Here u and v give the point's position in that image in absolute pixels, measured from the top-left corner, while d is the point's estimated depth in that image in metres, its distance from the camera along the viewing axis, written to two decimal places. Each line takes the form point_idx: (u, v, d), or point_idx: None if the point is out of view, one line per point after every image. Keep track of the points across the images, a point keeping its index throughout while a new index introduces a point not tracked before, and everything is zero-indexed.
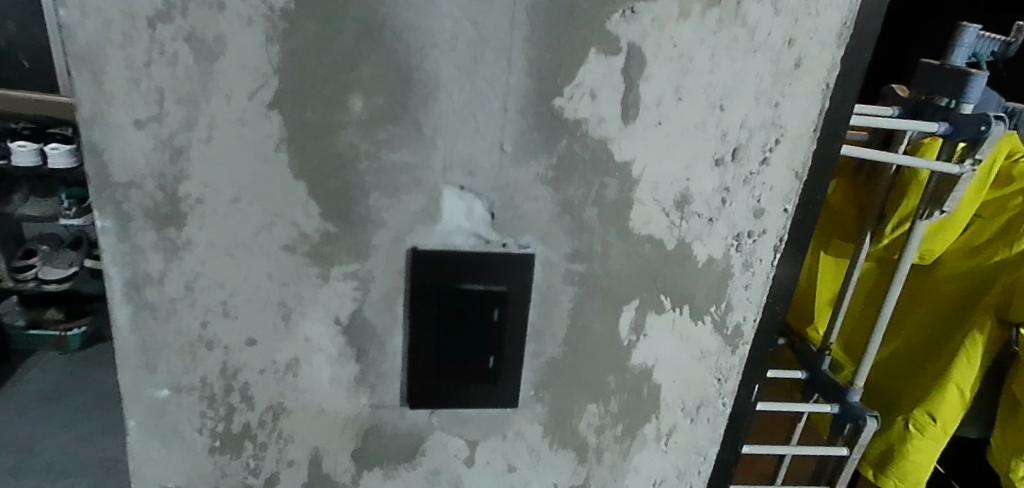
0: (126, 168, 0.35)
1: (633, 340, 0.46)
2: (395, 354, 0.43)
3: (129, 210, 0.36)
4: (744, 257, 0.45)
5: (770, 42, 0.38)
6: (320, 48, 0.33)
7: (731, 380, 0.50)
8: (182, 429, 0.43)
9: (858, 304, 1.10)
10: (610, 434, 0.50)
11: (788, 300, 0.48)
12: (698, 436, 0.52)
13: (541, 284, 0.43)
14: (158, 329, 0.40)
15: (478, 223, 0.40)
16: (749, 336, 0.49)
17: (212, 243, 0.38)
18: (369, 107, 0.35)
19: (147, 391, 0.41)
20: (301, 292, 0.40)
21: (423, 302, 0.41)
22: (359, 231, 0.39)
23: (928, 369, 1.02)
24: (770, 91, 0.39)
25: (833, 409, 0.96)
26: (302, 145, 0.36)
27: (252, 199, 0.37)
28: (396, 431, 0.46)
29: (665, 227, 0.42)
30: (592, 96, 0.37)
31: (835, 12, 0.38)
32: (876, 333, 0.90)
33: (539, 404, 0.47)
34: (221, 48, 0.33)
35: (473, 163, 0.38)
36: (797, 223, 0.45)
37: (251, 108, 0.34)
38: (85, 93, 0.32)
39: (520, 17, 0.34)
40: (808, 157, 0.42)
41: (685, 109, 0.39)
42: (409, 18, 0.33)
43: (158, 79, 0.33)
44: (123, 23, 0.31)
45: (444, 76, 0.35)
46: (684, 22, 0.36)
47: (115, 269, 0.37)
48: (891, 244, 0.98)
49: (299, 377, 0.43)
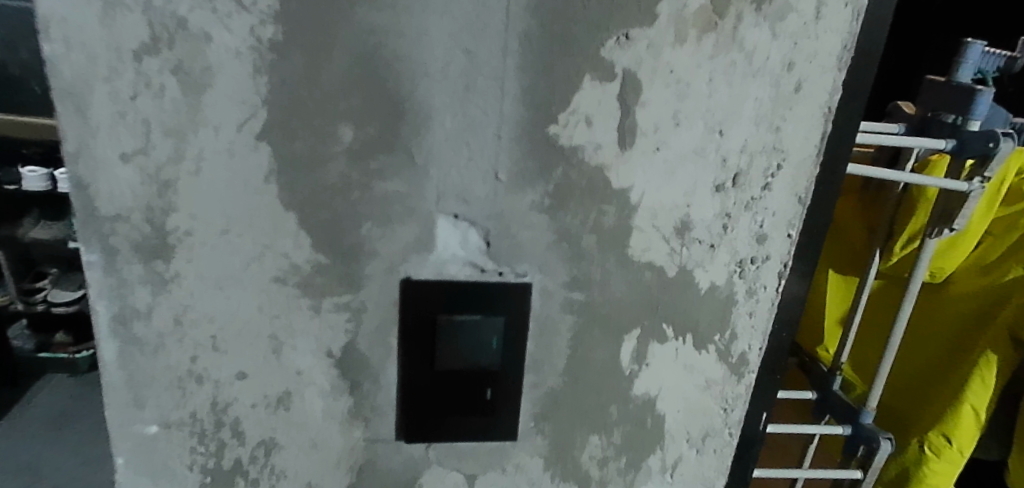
0: (112, 201, 0.34)
1: (635, 369, 0.45)
2: (389, 386, 0.42)
3: (116, 244, 0.35)
4: (748, 284, 0.44)
5: (769, 66, 0.37)
6: (309, 79, 0.33)
7: (737, 410, 0.48)
8: (172, 465, 0.42)
9: (869, 323, 1.08)
10: (613, 466, 0.48)
11: (794, 326, 0.47)
12: (704, 468, 0.50)
13: (539, 313, 0.42)
14: (146, 364, 0.39)
15: (473, 252, 0.39)
16: (755, 365, 0.47)
17: (202, 275, 0.37)
18: (360, 137, 0.35)
19: (136, 427, 0.40)
20: (292, 324, 0.39)
21: (417, 334, 0.40)
22: (352, 262, 0.38)
23: (943, 390, 0.99)
24: (770, 115, 0.38)
25: (845, 431, 0.93)
26: (292, 177, 0.35)
27: (241, 230, 0.36)
28: (391, 465, 0.45)
29: (666, 254, 0.41)
30: (588, 123, 0.37)
31: (834, 35, 0.37)
32: (888, 355, 0.88)
33: (540, 436, 0.46)
34: (209, 80, 0.32)
35: (467, 192, 0.37)
36: (801, 248, 0.44)
37: (239, 139, 0.34)
38: (70, 126, 0.32)
39: (512, 45, 0.34)
40: (811, 182, 0.41)
41: (684, 134, 0.38)
42: (400, 47, 0.33)
43: (145, 112, 0.32)
44: (108, 56, 0.31)
45: (437, 105, 0.35)
46: (679, 47, 0.35)
47: (102, 302, 0.37)
48: (899, 263, 0.97)
49: (291, 411, 0.42)
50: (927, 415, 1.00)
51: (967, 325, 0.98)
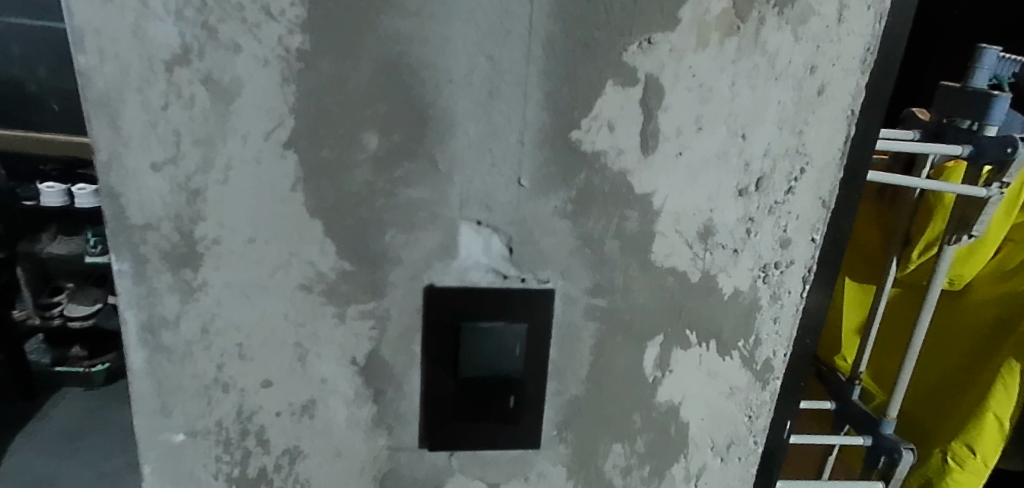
0: (142, 210, 0.35)
1: (658, 376, 0.44)
2: (413, 394, 0.42)
3: (146, 252, 0.36)
4: (772, 288, 0.44)
5: (791, 70, 0.37)
6: (336, 88, 0.33)
7: (762, 417, 0.48)
8: (198, 474, 0.42)
9: (890, 332, 1.07)
10: (637, 475, 0.48)
11: (818, 333, 0.46)
12: (729, 476, 0.50)
13: (562, 320, 0.41)
14: (173, 372, 0.39)
15: (496, 259, 0.39)
16: (780, 371, 0.47)
17: (229, 283, 0.37)
18: (385, 144, 0.35)
19: (163, 436, 0.41)
20: (317, 332, 0.39)
21: (439, 341, 0.40)
22: (376, 269, 0.38)
23: (965, 399, 0.97)
24: (793, 118, 0.38)
25: (866, 441, 0.90)
26: (318, 185, 0.35)
27: (268, 238, 0.36)
28: (415, 474, 0.44)
29: (689, 259, 0.41)
30: (610, 127, 0.37)
31: (857, 38, 0.37)
32: (907, 364, 0.87)
33: (563, 445, 0.45)
34: (238, 90, 0.33)
35: (490, 198, 0.37)
36: (825, 253, 0.43)
37: (266, 148, 0.34)
38: (103, 136, 0.33)
39: (536, 52, 0.34)
40: (834, 185, 0.41)
41: (706, 139, 0.38)
42: (424, 55, 0.33)
43: (175, 122, 0.33)
44: (141, 67, 0.32)
45: (461, 111, 0.35)
46: (702, 51, 0.35)
47: (131, 311, 0.37)
48: (917, 270, 0.96)
49: (316, 419, 0.41)
50: (948, 423, 0.99)
51: (987, 333, 0.97)
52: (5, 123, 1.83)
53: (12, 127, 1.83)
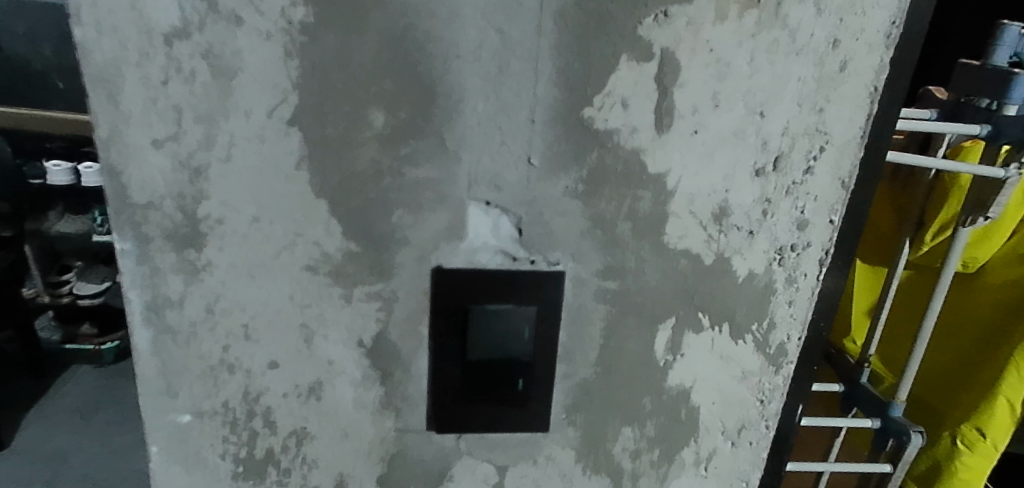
0: (144, 189, 0.34)
1: (670, 360, 0.44)
2: (420, 377, 0.41)
3: (148, 232, 0.35)
4: (787, 271, 0.43)
5: (812, 44, 0.35)
6: (340, 63, 0.32)
7: (774, 402, 0.47)
8: (205, 455, 0.42)
9: (902, 315, 1.06)
10: (646, 459, 0.47)
11: (832, 317, 0.45)
12: (739, 460, 0.49)
13: (572, 303, 0.41)
14: (179, 353, 0.39)
15: (505, 240, 0.38)
16: (794, 355, 0.46)
17: (234, 264, 0.36)
18: (391, 122, 0.34)
19: (170, 416, 0.40)
20: (323, 313, 0.39)
21: (447, 323, 0.39)
22: (383, 250, 0.37)
23: (976, 383, 0.96)
24: (814, 96, 0.37)
25: (874, 423, 0.90)
26: (323, 164, 0.35)
27: (273, 218, 0.36)
28: (422, 456, 0.44)
29: (703, 241, 0.40)
30: (624, 105, 0.35)
31: (883, 10, 0.35)
32: (919, 347, 0.86)
33: (572, 428, 0.45)
34: (239, 64, 0.32)
35: (498, 178, 0.36)
36: (843, 235, 0.42)
37: (270, 125, 0.33)
38: (102, 112, 0.32)
39: (547, 25, 0.33)
40: (855, 165, 0.40)
41: (723, 116, 0.36)
42: (432, 28, 0.32)
43: (175, 97, 0.32)
44: (140, 40, 0.30)
45: (469, 87, 0.34)
46: (720, 24, 0.34)
47: (135, 291, 0.36)
48: (931, 252, 0.94)
49: (323, 400, 0.41)
50: (958, 407, 0.99)
51: (1000, 316, 0.95)
52: (8, 100, 1.83)
53: (17, 104, 1.83)
